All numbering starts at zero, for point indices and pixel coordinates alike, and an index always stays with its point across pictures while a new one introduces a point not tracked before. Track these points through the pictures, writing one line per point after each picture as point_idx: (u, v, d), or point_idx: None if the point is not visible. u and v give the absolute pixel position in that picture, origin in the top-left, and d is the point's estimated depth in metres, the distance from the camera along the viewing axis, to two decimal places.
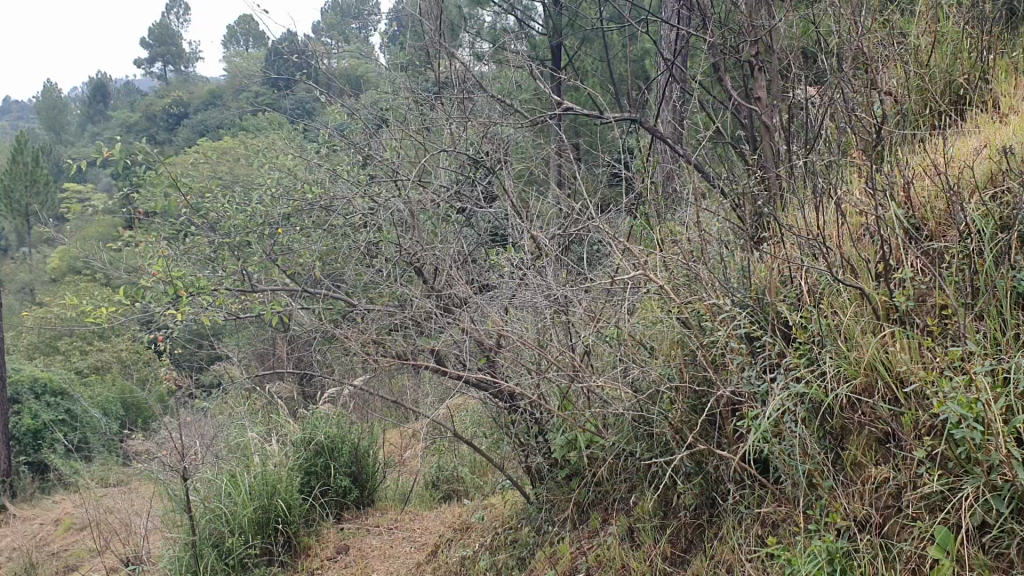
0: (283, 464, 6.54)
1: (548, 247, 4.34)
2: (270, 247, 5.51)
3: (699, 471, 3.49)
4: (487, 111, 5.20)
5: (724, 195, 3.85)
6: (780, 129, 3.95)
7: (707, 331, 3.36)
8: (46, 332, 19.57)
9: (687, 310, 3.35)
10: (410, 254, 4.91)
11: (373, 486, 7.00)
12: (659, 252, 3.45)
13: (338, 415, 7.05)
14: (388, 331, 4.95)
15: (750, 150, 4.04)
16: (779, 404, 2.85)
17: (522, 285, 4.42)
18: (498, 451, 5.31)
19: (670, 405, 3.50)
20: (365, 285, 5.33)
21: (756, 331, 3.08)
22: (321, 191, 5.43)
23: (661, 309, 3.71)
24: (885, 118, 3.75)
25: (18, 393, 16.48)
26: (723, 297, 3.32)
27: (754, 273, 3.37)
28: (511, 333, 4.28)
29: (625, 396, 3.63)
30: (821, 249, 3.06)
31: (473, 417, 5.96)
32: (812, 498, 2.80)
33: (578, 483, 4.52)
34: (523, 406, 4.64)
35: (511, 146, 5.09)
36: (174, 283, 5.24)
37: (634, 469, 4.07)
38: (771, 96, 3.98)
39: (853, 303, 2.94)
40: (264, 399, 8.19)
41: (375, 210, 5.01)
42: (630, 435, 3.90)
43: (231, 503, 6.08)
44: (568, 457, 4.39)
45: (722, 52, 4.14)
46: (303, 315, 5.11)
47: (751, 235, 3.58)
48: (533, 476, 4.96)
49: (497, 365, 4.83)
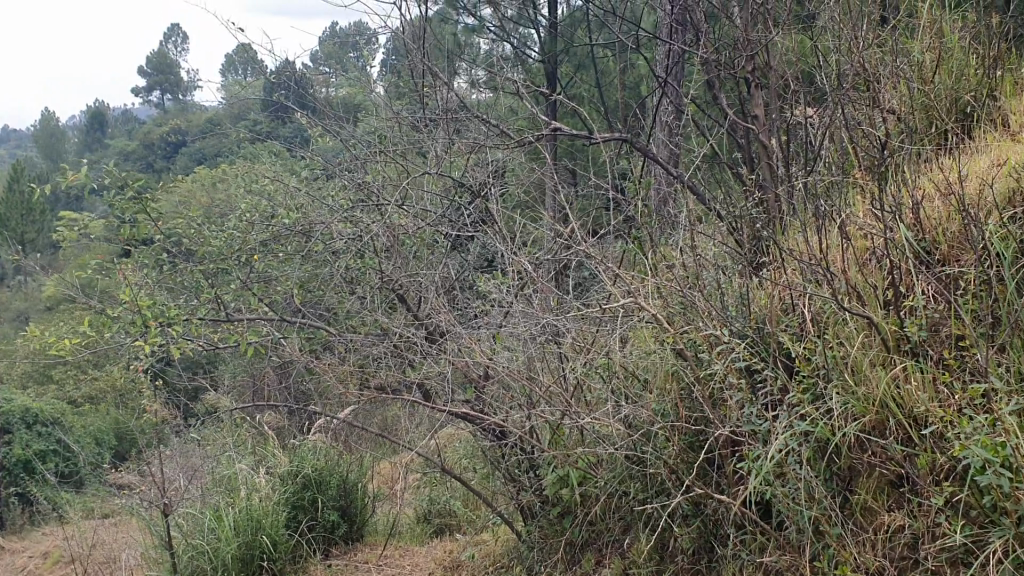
0: (270, 498, 6.24)
1: (537, 274, 4.13)
2: (250, 273, 5.29)
3: (697, 513, 3.25)
4: (474, 133, 5.00)
5: (720, 218, 3.64)
6: (778, 149, 3.76)
7: (704, 363, 3.14)
8: (38, 360, 19.20)
9: (683, 341, 3.13)
10: (393, 281, 4.69)
11: (363, 520, 6.74)
12: (652, 279, 3.24)
13: (326, 446, 6.82)
14: (371, 360, 4.73)
15: (747, 170, 3.84)
16: (781, 443, 2.63)
17: (510, 314, 4.20)
18: (489, 486, 5.07)
19: (665, 442, 3.27)
20: (348, 312, 5.11)
21: (756, 364, 2.86)
22: (301, 216, 5.22)
23: (655, 339, 3.50)
24: (889, 137, 3.56)
25: (9, 424, 16.09)
26: (721, 327, 3.11)
27: (754, 301, 3.16)
28: (497, 363, 4.06)
29: (617, 433, 3.41)
30: (826, 275, 2.85)
31: (465, 450, 5.72)
32: (818, 546, 2.57)
33: (571, 522, 4.29)
34: (512, 441, 4.42)
35: (500, 169, 4.90)
36: (147, 311, 5.01)
37: (628, 509, 3.83)
38: (769, 115, 3.79)
39: (860, 333, 2.73)
40: (251, 430, 7.93)
41: (357, 236, 4.80)
42: (623, 474, 3.67)
43: (214, 540, 5.78)
44: (559, 495, 4.15)
45: (717, 69, 3.95)
46: (284, 345, 4.89)
47: (749, 261, 3.38)
48: (524, 513, 4.73)
49: (485, 398, 4.60)
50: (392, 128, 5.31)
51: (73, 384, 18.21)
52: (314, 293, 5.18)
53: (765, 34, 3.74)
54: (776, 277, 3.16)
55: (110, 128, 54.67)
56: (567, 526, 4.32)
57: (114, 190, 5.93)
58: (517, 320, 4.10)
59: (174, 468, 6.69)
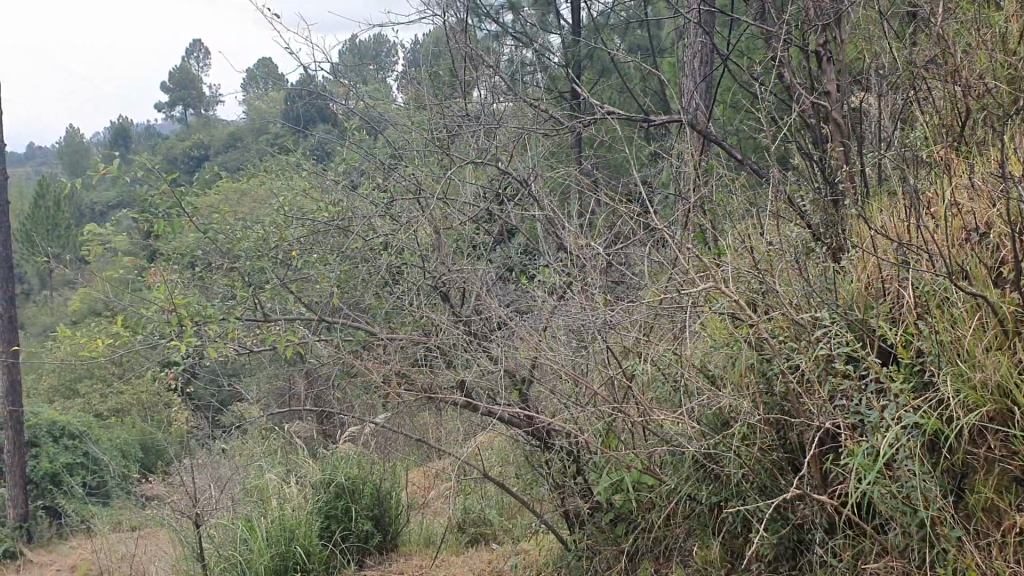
0: (303, 508, 5.99)
1: (592, 266, 3.91)
2: (284, 271, 5.08)
3: (777, 517, 3.01)
4: (519, 121, 4.78)
5: (790, 202, 3.42)
6: (851, 128, 3.53)
7: (789, 352, 2.92)
8: (65, 373, 19.04)
9: (765, 329, 2.92)
10: (436, 276, 4.47)
11: (397, 530, 6.51)
12: (729, 263, 3.02)
13: (359, 454, 6.64)
14: (412, 360, 4.50)
15: (818, 152, 3.61)
16: (890, 437, 2.43)
17: (563, 307, 3.98)
18: (531, 493, 4.82)
19: (746, 440, 3.05)
20: (386, 310, 4.88)
21: (854, 350, 2.65)
22: (338, 211, 5.02)
23: (727, 330, 3.27)
24: (974, 113, 3.33)
25: (37, 437, 15.88)
26: (806, 315, 2.89)
27: (841, 287, 2.94)
28: (552, 359, 3.82)
29: (690, 430, 3.19)
30: (930, 255, 2.63)
31: (506, 456, 5.50)
32: (933, 550, 2.37)
33: (625, 529, 4.06)
34: (563, 444, 4.20)
35: (545, 159, 4.69)
36: (179, 311, 4.80)
37: (691, 514, 3.60)
38: (842, 90, 3.54)
39: (970, 316, 2.53)
40: (281, 439, 7.72)
41: (398, 230, 4.60)
42: (689, 476, 3.43)
43: (247, 551, 5.58)
44: (614, 500, 3.90)
45: (784, 44, 3.71)
46: (320, 346, 4.68)
47: (829, 246, 3.16)
48: (572, 521, 4.49)
49: (532, 398, 4.39)
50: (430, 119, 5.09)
51: (99, 397, 18.10)
52: (350, 292, 4.96)
53: (836, 3, 3.48)
54: (863, 258, 2.93)
55: (134, 143, 54.90)
56: (621, 534, 4.07)
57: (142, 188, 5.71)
58: (572, 313, 3.88)
59: (204, 478, 6.46)
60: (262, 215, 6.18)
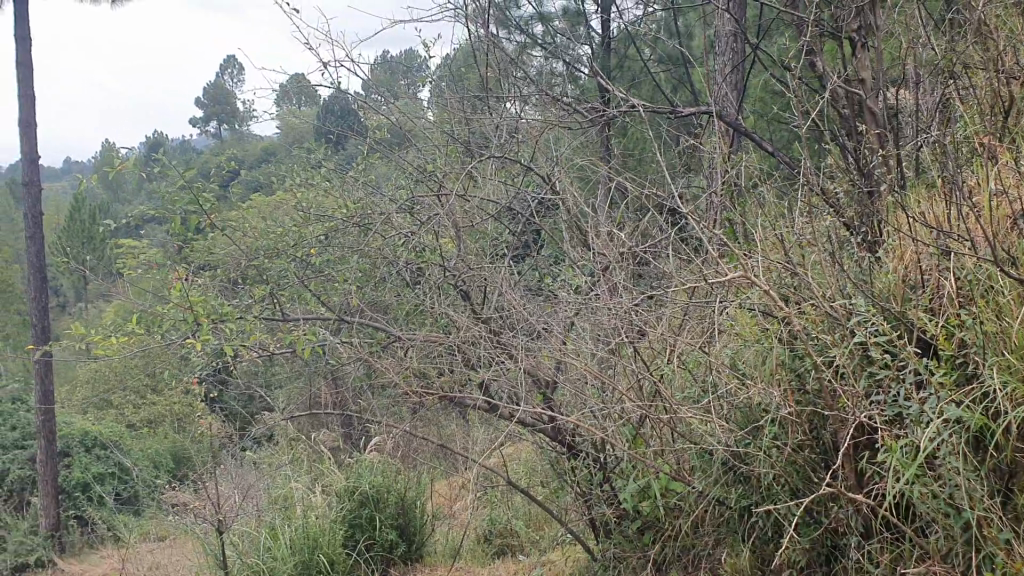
0: (327, 515, 5.90)
1: (617, 262, 3.79)
2: (305, 272, 5.00)
3: (809, 521, 2.87)
4: (546, 118, 4.69)
5: (823, 194, 3.29)
6: (887, 117, 3.40)
7: (823, 346, 2.80)
8: (99, 385, 19.09)
9: (799, 322, 2.80)
10: (457, 275, 4.38)
11: (422, 540, 6.39)
12: (760, 254, 2.89)
13: (385, 463, 6.53)
14: (433, 362, 4.41)
15: (851, 144, 3.48)
16: (933, 432, 2.30)
17: (588, 304, 3.86)
18: (557, 502, 4.67)
19: (777, 440, 2.93)
20: (408, 312, 4.78)
21: (891, 341, 2.54)
22: (359, 211, 4.93)
23: (759, 327, 3.14)
24: (1017, 101, 3.20)
25: (69, 446, 15.91)
26: (841, 308, 2.77)
27: (878, 279, 2.81)
28: (575, 359, 3.70)
29: (718, 430, 3.06)
30: (974, 243, 2.52)
31: (533, 464, 5.37)
32: (979, 553, 2.24)
33: (652, 538, 3.91)
34: (588, 449, 4.07)
35: (570, 157, 4.58)
36: (197, 311, 4.71)
37: (721, 521, 3.46)
38: (876, 78, 3.40)
39: (1017, 307, 2.41)
40: (307, 447, 7.63)
41: (420, 228, 4.50)
42: (718, 480, 3.30)
43: (269, 559, 5.47)
44: (641, 506, 3.76)
45: (816, 32, 3.58)
46: (341, 348, 4.58)
47: (864, 238, 3.03)
48: (598, 531, 4.35)
49: (556, 401, 4.27)
50: (454, 118, 5.00)
51: (132, 408, 18.17)
52: (371, 294, 4.86)
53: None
54: (901, 249, 2.80)
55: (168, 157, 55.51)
56: (647, 543, 3.93)
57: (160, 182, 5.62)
58: (596, 310, 3.76)
59: (228, 484, 6.37)
60: (285, 217, 6.11)
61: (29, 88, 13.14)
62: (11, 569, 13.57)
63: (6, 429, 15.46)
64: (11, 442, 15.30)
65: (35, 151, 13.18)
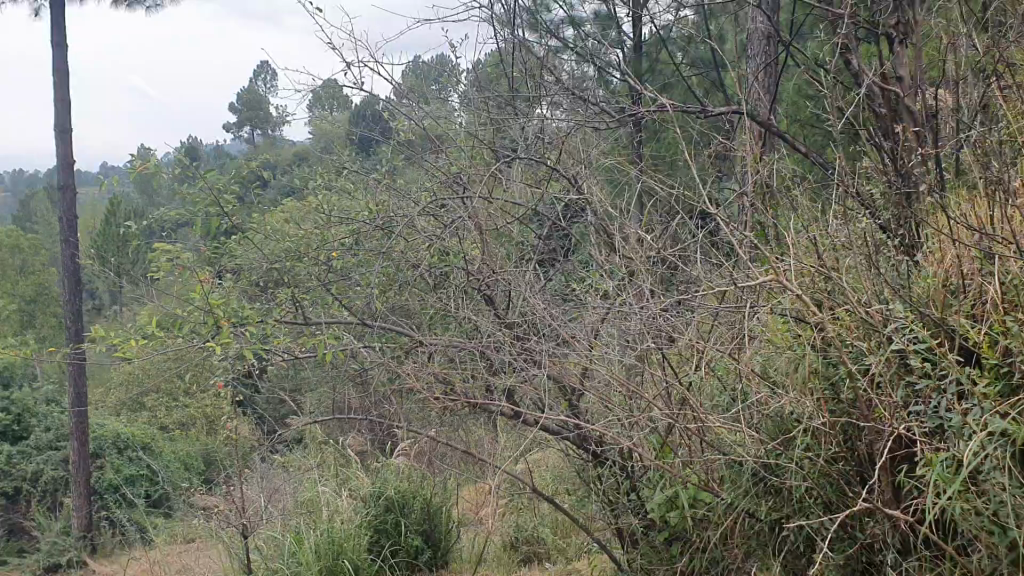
0: (353, 520, 5.86)
1: (643, 266, 3.69)
2: (329, 275, 4.94)
3: (843, 536, 2.76)
4: (577, 120, 4.60)
5: (858, 196, 3.18)
6: (925, 117, 3.28)
7: (857, 353, 2.69)
8: (132, 387, 19.21)
9: (833, 329, 2.69)
10: (480, 279, 4.31)
11: (447, 547, 6.32)
12: (793, 257, 2.79)
13: (410, 468, 6.47)
14: (456, 367, 4.34)
15: (887, 145, 3.37)
16: (977, 445, 2.19)
17: (615, 309, 3.76)
18: (582, 511, 4.57)
19: (809, 451, 2.82)
20: (432, 316, 4.70)
21: (930, 350, 2.43)
22: (384, 213, 4.86)
23: (791, 334, 3.03)
24: None
25: (102, 448, 16.00)
26: (877, 315, 2.66)
27: (917, 284, 2.70)
28: (600, 365, 3.60)
29: (748, 440, 2.95)
30: (1018, 245, 2.40)
31: (559, 472, 5.28)
32: None
33: (680, 550, 3.80)
34: (613, 457, 3.97)
35: (598, 158, 4.49)
36: (219, 312, 4.66)
37: (751, 534, 3.34)
38: (914, 76, 3.29)
39: None
40: (333, 451, 7.59)
41: (444, 231, 4.42)
42: (747, 491, 3.19)
43: (293, 565, 5.40)
44: (668, 517, 3.65)
45: (851, 30, 3.48)
46: (364, 352, 4.52)
47: (900, 242, 2.92)
48: (624, 541, 4.24)
49: (581, 408, 4.17)
50: (480, 119, 4.93)
51: (164, 411, 18.28)
52: (394, 297, 4.79)
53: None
54: (940, 252, 2.69)
55: None
56: (675, 554, 3.81)
57: (183, 182, 5.56)
58: (623, 315, 3.66)
59: (253, 488, 6.32)
60: (310, 219, 6.06)
61: (64, 94, 13.27)
62: (43, 569, 13.66)
63: (40, 430, 15.60)
64: (44, 443, 15.43)
65: (71, 156, 13.33)
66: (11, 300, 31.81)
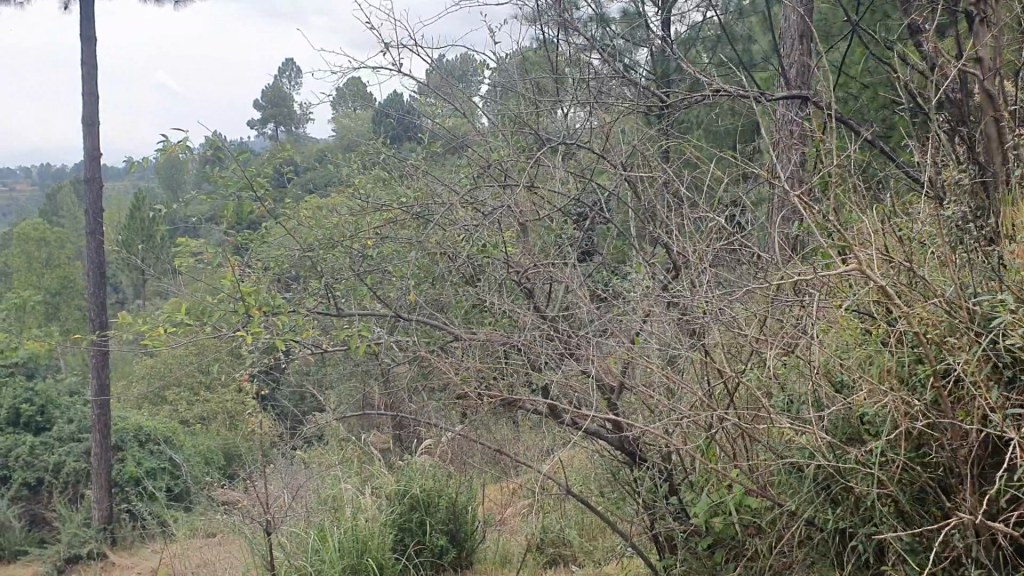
0: (377, 518, 5.68)
1: (698, 257, 3.50)
2: (362, 265, 4.79)
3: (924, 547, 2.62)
4: (628, 105, 4.39)
5: (934, 185, 3.02)
6: (1005, 102, 3.12)
7: (941, 350, 2.54)
8: (152, 381, 19.14)
9: (916, 325, 2.54)
10: (521, 270, 4.13)
11: (472, 546, 6.15)
12: (874, 249, 2.63)
13: (435, 466, 6.31)
14: (493, 361, 4.15)
15: (963, 132, 3.20)
16: None
17: (666, 302, 3.57)
18: (616, 512, 4.39)
19: (886, 457, 2.66)
20: (467, 309, 4.53)
21: None
22: (419, 201, 4.69)
23: (863, 332, 2.87)
24: None
25: (123, 441, 15.89)
26: (966, 311, 2.51)
27: (1007, 278, 2.56)
28: (652, 360, 3.42)
29: (819, 444, 2.79)
30: None
31: (590, 472, 5.09)
32: None
33: (725, 556, 3.63)
34: (656, 457, 3.79)
35: (646, 145, 4.31)
36: (249, 300, 4.50)
37: (808, 544, 3.17)
38: (994, 59, 3.12)
39: None
40: (356, 447, 7.42)
41: (484, 219, 4.23)
42: (810, 499, 3.03)
43: (317, 562, 5.21)
44: (715, 522, 3.47)
45: (925, 12, 3.31)
46: (397, 343, 4.35)
47: (985, 234, 2.77)
48: (662, 546, 4.06)
49: (622, 406, 3.99)
50: (524, 102, 4.71)
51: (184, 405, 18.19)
52: (429, 289, 4.62)
53: None
54: None
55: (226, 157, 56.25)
56: (720, 562, 3.63)
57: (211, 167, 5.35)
58: (677, 310, 3.48)
59: (276, 483, 6.15)
60: (338, 208, 5.91)
61: (90, 88, 13.22)
62: (64, 560, 13.59)
63: (62, 421, 15.54)
64: (67, 434, 15.35)
65: (97, 148, 13.28)
66: (36, 292, 31.88)
